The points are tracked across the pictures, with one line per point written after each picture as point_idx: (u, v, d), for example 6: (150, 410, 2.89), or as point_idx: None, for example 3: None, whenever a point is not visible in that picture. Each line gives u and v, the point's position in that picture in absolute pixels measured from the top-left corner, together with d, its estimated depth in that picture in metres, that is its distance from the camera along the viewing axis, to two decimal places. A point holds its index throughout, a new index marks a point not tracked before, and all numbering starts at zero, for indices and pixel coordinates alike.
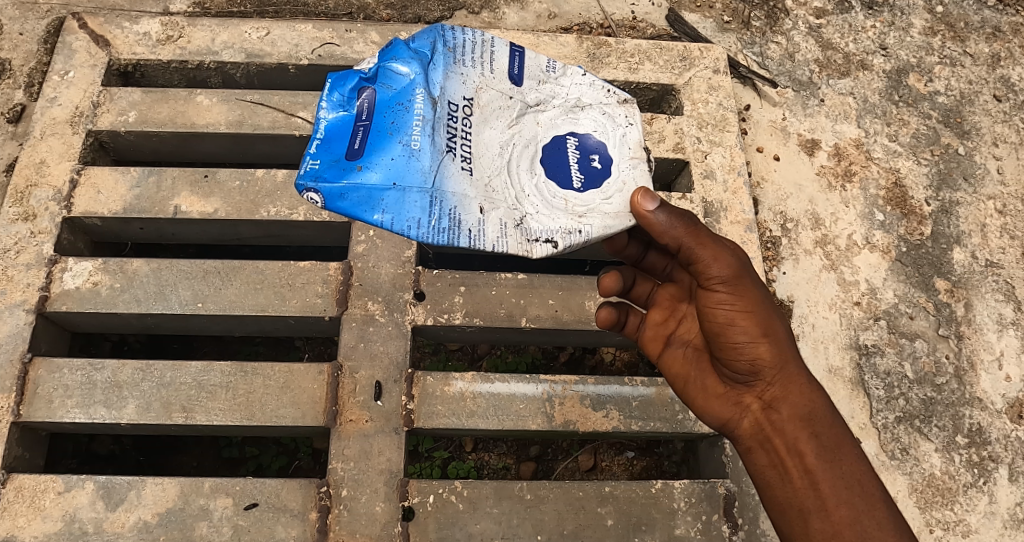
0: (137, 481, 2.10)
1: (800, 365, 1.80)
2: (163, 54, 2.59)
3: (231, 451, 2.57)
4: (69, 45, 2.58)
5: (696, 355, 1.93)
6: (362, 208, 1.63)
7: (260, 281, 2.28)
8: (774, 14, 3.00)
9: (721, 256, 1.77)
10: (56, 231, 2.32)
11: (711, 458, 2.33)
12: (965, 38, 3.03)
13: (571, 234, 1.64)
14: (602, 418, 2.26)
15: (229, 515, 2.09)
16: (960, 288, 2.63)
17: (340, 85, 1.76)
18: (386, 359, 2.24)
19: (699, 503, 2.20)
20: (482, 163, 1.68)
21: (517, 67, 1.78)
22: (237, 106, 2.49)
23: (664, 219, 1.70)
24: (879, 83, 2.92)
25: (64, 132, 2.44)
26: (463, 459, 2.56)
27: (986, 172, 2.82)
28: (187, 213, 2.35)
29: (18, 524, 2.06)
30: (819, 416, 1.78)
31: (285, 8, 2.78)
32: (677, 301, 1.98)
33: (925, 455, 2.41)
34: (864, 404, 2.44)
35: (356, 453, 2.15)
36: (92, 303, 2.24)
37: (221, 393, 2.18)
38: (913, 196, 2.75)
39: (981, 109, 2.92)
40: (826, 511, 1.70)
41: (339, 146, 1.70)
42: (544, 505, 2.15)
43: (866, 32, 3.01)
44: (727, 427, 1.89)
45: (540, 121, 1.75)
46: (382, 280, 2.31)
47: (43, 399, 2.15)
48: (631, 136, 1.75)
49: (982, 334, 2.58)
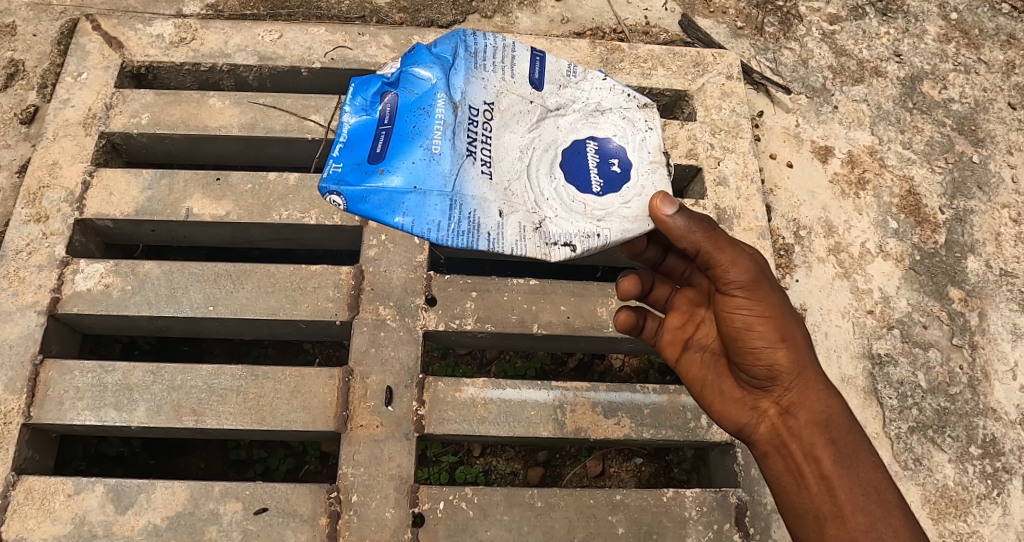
0: (148, 484, 2.10)
1: (817, 370, 1.79)
2: (176, 56, 2.59)
3: (239, 453, 2.56)
4: (82, 47, 2.58)
5: (714, 359, 1.92)
6: (383, 210, 1.62)
7: (271, 284, 2.28)
8: (788, 20, 2.99)
9: (740, 261, 1.74)
10: (69, 232, 2.32)
11: (722, 466, 2.32)
12: (979, 45, 3.02)
13: (589, 238, 1.63)
14: (613, 425, 2.25)
15: (239, 520, 2.08)
16: (975, 298, 2.61)
17: (363, 89, 1.78)
18: (397, 364, 2.23)
19: (711, 512, 2.19)
20: (502, 167, 1.67)
21: (538, 71, 1.78)
22: (249, 109, 2.49)
23: (682, 223, 1.68)
24: (893, 90, 2.91)
25: (76, 133, 2.44)
26: (472, 463, 2.55)
27: (1000, 180, 2.80)
28: (198, 216, 2.35)
29: (28, 526, 2.05)
30: (836, 422, 1.76)
31: (298, 11, 2.77)
32: (695, 305, 1.95)
33: (939, 466, 2.39)
34: (877, 413, 2.42)
35: (367, 458, 2.14)
36: (103, 305, 2.24)
37: (232, 396, 2.18)
38: (927, 205, 2.73)
39: (995, 117, 2.90)
40: (842, 517, 1.69)
41: (361, 150, 1.70)
42: (555, 513, 2.14)
43: (880, 39, 3.00)
44: (744, 431, 1.88)
45: (561, 125, 1.74)
46: (394, 285, 2.31)
47: (54, 401, 2.15)
48: (650, 141, 1.74)
49: (996, 344, 2.56)
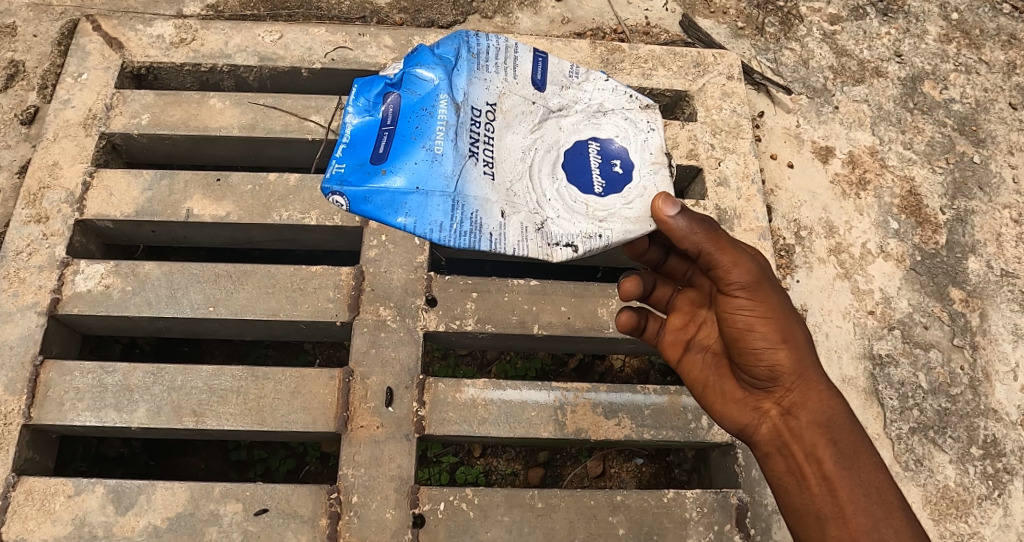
0: (148, 485, 2.10)
1: (818, 371, 1.79)
2: (176, 57, 2.59)
3: (239, 454, 2.56)
4: (83, 47, 2.58)
5: (715, 360, 1.91)
6: (385, 211, 1.62)
7: (272, 285, 2.27)
8: (788, 20, 2.99)
9: (742, 261, 1.74)
10: (69, 233, 2.32)
11: (723, 467, 2.32)
12: (980, 45, 3.02)
13: (591, 239, 1.63)
14: (614, 426, 2.24)
15: (239, 521, 2.08)
16: (976, 298, 2.61)
17: (366, 90, 1.78)
18: (397, 365, 2.23)
19: (712, 513, 2.19)
20: (504, 167, 1.67)
21: (540, 72, 1.77)
22: (250, 109, 2.49)
23: (684, 224, 1.67)
24: (894, 90, 2.91)
25: (77, 134, 2.44)
26: (472, 464, 2.55)
27: (1001, 181, 2.80)
28: (199, 216, 2.34)
29: (28, 527, 2.05)
30: (837, 423, 1.76)
31: (298, 11, 2.77)
32: (697, 306, 1.95)
33: (939, 466, 2.38)
34: (878, 414, 2.42)
35: (367, 459, 2.14)
36: (103, 306, 2.24)
37: (232, 397, 2.17)
38: (928, 205, 2.73)
39: (996, 117, 2.90)
40: (843, 518, 1.69)
41: (363, 150, 1.70)
42: (555, 514, 2.14)
43: (881, 39, 2.99)
44: (746, 432, 1.88)
45: (563, 126, 1.73)
46: (394, 286, 2.31)
47: (54, 401, 2.15)
48: (653, 141, 1.73)
49: (997, 344, 2.56)
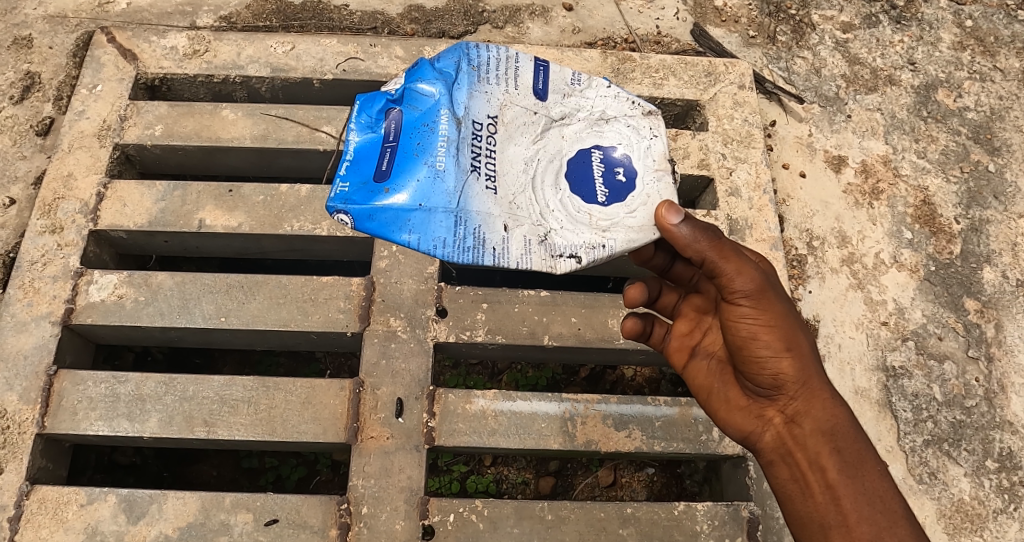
0: (159, 495, 2.11)
1: (823, 380, 1.77)
2: (189, 68, 2.61)
3: (251, 461, 2.58)
4: (97, 59, 2.61)
5: (720, 367, 1.90)
6: (390, 228, 1.63)
7: (283, 296, 2.28)
8: (800, 29, 2.98)
9: (745, 270, 1.73)
10: (83, 243, 2.34)
11: (734, 479, 2.30)
12: (995, 53, 2.99)
13: (595, 249, 1.63)
14: (624, 437, 2.24)
15: (250, 531, 2.09)
16: (991, 309, 2.58)
17: (368, 106, 1.78)
18: (408, 376, 2.23)
19: (723, 526, 2.18)
20: (507, 181, 1.68)
21: (542, 81, 1.77)
22: (262, 120, 2.50)
23: (688, 232, 1.67)
24: (907, 98, 2.88)
25: (91, 145, 2.46)
26: (482, 473, 2.54)
27: (1017, 190, 2.76)
28: (211, 227, 2.36)
29: (40, 536, 2.06)
30: (841, 431, 1.75)
31: (310, 22, 2.78)
32: (703, 313, 1.94)
33: (954, 480, 2.36)
34: (891, 426, 2.40)
35: (377, 470, 2.15)
36: (116, 316, 2.25)
37: (243, 407, 2.18)
38: (942, 215, 2.70)
39: (1012, 125, 2.87)
40: (847, 527, 1.67)
41: (367, 167, 1.71)
42: (565, 526, 2.13)
43: (894, 47, 2.97)
44: (750, 439, 1.86)
45: (565, 135, 1.73)
46: (405, 296, 2.31)
47: (67, 411, 2.16)
48: (655, 148, 1.72)
49: (1013, 356, 2.53)
